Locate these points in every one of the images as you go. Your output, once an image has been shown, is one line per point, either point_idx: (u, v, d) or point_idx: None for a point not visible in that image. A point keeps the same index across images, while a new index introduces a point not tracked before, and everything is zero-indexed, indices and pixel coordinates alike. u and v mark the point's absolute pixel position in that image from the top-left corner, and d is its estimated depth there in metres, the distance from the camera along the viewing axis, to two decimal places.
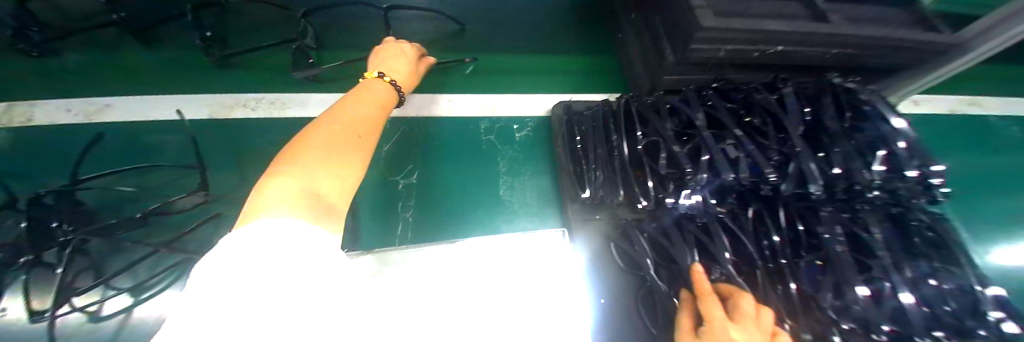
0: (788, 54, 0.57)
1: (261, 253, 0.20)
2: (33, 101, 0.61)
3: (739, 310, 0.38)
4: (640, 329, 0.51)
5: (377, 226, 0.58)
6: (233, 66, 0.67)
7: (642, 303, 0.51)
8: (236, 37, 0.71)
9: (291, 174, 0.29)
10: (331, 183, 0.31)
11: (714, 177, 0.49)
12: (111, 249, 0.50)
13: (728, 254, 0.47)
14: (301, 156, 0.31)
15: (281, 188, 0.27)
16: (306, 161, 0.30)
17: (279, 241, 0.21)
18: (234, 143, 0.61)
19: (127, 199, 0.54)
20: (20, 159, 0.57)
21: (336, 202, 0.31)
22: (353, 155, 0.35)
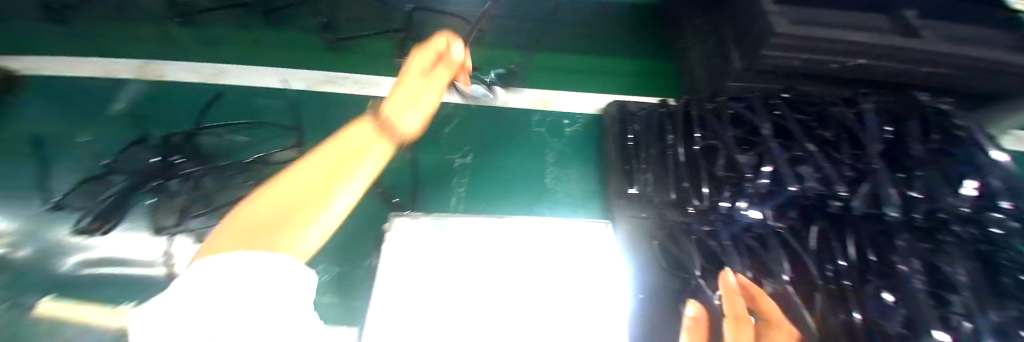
0: (872, 69, 0.53)
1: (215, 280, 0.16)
2: (169, 62, 0.75)
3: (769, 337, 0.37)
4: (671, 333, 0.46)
5: (432, 196, 0.62)
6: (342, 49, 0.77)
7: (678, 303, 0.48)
8: (346, 24, 0.80)
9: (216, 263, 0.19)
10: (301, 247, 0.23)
11: (776, 187, 0.48)
12: (219, 185, 0.57)
13: (787, 272, 0.45)
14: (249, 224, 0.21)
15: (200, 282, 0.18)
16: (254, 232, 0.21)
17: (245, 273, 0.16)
18: (318, 111, 0.69)
19: (231, 146, 0.63)
20: (155, 107, 0.69)
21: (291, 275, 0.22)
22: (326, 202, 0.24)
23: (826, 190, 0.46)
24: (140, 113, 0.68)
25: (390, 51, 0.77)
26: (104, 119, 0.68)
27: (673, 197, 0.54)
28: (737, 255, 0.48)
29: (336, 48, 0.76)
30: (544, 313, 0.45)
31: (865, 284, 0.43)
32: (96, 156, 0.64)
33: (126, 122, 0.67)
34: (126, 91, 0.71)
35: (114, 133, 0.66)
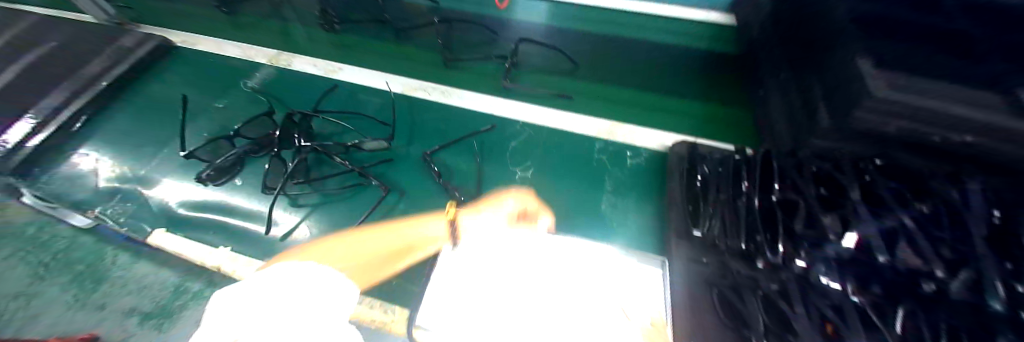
0: (993, 152, 0.48)
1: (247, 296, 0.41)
2: (295, 54, 0.89)
3: None
4: None
5: (493, 202, 0.67)
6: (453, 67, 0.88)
7: None
8: (460, 47, 0.93)
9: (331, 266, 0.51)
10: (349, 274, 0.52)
11: (862, 254, 0.46)
12: (318, 161, 0.68)
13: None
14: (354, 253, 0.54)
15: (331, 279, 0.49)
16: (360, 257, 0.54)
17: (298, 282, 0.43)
18: (407, 111, 0.78)
19: (330, 131, 0.73)
20: (277, 88, 0.81)
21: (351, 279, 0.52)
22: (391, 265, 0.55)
23: (919, 265, 0.43)
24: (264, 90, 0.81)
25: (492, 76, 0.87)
26: (237, 92, 0.82)
27: (743, 247, 0.52)
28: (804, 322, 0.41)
29: (449, 66, 0.88)
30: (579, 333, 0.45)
31: None
32: (228, 120, 0.77)
33: (254, 97, 0.81)
34: (257, 71, 0.85)
35: (242, 104, 0.79)
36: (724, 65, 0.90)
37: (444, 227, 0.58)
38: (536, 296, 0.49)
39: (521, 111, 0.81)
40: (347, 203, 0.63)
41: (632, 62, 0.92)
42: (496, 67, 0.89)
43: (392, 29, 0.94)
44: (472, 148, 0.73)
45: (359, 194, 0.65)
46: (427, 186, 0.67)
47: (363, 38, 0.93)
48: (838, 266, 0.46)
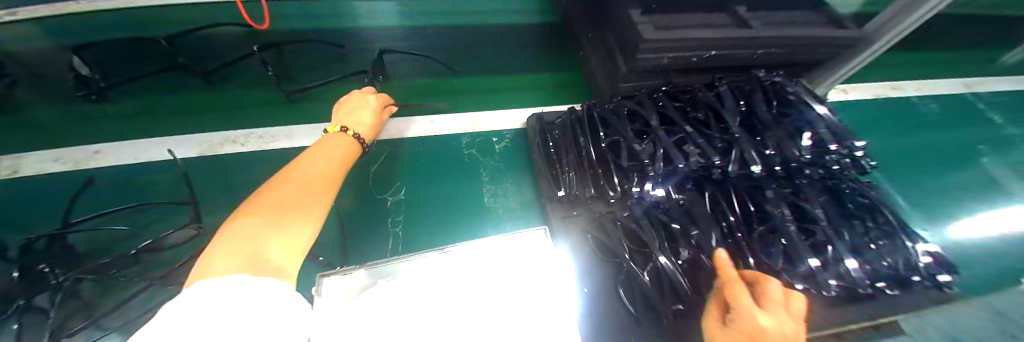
0: (722, 58, 0.66)
1: (216, 307, 0.23)
2: (21, 153, 0.63)
3: (769, 297, 0.40)
4: (621, 316, 0.53)
5: (362, 237, 0.60)
6: (299, 102, 0.75)
7: (621, 289, 0.54)
8: (300, 72, 0.79)
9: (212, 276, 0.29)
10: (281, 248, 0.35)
11: (670, 166, 0.57)
12: (103, 290, 0.49)
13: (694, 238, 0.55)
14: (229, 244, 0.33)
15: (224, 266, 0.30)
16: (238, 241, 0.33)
17: (236, 297, 0.24)
18: (225, 175, 0.63)
19: (118, 239, 0.55)
20: (12, 209, 0.58)
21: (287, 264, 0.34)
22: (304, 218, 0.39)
23: (705, 160, 0.56)
24: None
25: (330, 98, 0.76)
26: None
27: (592, 193, 0.59)
28: (650, 236, 0.54)
29: (293, 100, 0.74)
30: (502, 321, 0.46)
31: (754, 232, 0.57)
32: None
33: None
34: None
35: None
36: (548, 32, 0.98)
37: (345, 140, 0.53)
38: (453, 316, 0.45)
39: None
40: None
41: (470, 48, 0.92)
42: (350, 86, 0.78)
43: (196, 76, 0.74)
44: None
45: None
46: None
47: (155, 97, 0.71)
48: (661, 180, 0.58)
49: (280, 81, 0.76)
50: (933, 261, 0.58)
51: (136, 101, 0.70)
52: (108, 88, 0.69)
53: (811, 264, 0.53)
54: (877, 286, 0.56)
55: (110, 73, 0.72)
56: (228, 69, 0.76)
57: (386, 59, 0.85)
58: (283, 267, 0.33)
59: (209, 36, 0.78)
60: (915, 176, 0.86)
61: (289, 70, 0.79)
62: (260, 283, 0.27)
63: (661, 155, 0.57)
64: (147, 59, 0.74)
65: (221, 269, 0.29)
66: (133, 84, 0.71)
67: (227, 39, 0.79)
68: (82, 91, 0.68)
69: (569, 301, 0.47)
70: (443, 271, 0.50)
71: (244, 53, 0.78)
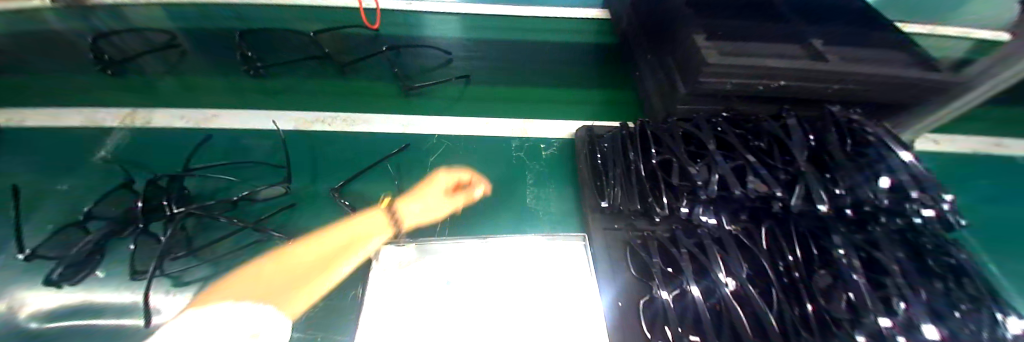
0: (793, 90, 0.64)
1: None
2: (157, 109, 0.78)
3: None
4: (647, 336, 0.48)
5: (413, 218, 0.65)
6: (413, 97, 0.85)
7: (648, 295, 0.52)
8: (413, 70, 0.91)
9: None
10: None
11: (726, 192, 0.55)
12: (202, 226, 0.59)
13: (742, 268, 0.51)
14: None
15: None
16: None
17: None
18: (307, 147, 0.73)
19: (219, 187, 0.65)
20: (142, 151, 0.71)
21: None
22: None
23: (765, 191, 0.54)
24: (122, 159, 0.70)
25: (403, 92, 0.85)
26: (85, 167, 0.69)
27: (638, 208, 0.58)
28: (684, 259, 0.52)
29: (409, 94, 0.85)
30: (525, 315, 0.47)
31: (814, 274, 0.53)
32: (79, 202, 0.64)
33: (108, 169, 0.68)
34: (109, 139, 0.73)
35: (97, 180, 0.67)
36: (604, 53, 1.02)
37: None
38: (472, 307, 0.47)
39: (433, 124, 0.81)
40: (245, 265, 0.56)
41: (529, 61, 0.98)
42: (444, 86, 0.89)
43: (332, 64, 0.89)
44: (387, 171, 0.71)
45: (258, 250, 0.58)
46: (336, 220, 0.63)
47: (300, 77, 0.86)
48: (712, 207, 0.57)
49: (400, 76, 0.88)
50: None
51: (248, 78, 0.84)
52: (264, 68, 0.85)
53: (882, 324, 0.45)
54: None
55: (266, 59, 0.89)
56: (358, 64, 0.90)
57: (454, 66, 0.94)
58: None
59: (343, 35, 0.97)
60: (1018, 246, 0.74)
61: (406, 69, 0.91)
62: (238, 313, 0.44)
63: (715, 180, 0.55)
64: (294, 48, 0.92)
65: None
66: (276, 66, 0.87)
67: (349, 38, 0.96)
68: (246, 67, 0.85)
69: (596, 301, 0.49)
70: (460, 267, 0.52)
71: (371, 51, 0.94)
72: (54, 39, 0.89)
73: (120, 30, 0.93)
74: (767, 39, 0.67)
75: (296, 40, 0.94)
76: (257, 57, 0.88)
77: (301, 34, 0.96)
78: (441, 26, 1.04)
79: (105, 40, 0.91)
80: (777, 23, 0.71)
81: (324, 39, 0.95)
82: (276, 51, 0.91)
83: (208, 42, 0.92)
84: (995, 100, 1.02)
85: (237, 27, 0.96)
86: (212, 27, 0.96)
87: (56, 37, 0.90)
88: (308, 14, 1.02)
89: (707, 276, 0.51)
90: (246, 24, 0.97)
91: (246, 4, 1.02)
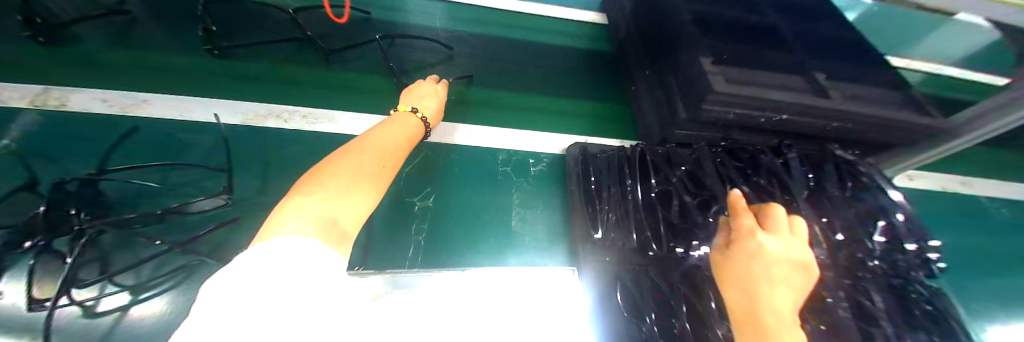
0: (794, 124, 0.61)
1: None
2: (75, 88, 0.65)
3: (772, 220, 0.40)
4: None
5: (380, 241, 0.57)
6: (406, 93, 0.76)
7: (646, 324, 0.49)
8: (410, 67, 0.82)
9: (299, 223, 0.32)
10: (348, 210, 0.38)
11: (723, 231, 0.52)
12: (122, 241, 0.50)
13: None
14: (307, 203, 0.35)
15: (298, 223, 0.32)
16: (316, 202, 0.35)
17: None
18: (262, 147, 0.63)
19: (148, 193, 0.55)
20: (52, 142, 0.59)
21: (349, 227, 0.37)
22: (369, 184, 0.42)
23: None
24: (25, 150, 0.57)
25: (380, 89, 0.77)
26: None
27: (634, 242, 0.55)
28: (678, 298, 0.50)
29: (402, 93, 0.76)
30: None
31: (805, 322, 0.51)
32: None
33: (6, 162, 0.56)
34: (11, 123, 0.60)
35: None
36: (600, 62, 0.96)
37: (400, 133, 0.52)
38: None
39: None
40: (179, 289, 0.48)
41: (521, 64, 0.91)
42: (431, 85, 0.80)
43: (312, 48, 0.78)
44: None
45: (193, 275, 0.50)
46: None
47: (277, 64, 0.75)
48: None
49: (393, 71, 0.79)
50: None
51: (194, 59, 0.72)
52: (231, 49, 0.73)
53: None
54: None
55: (233, 37, 0.77)
56: (344, 52, 0.80)
57: (437, 64, 0.85)
58: (346, 232, 0.36)
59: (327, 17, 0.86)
60: (979, 289, 0.77)
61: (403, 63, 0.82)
62: (306, 245, 0.30)
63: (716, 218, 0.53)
64: (268, 28, 0.81)
65: (296, 228, 0.31)
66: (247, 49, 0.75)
67: (321, 20, 0.85)
68: (209, 46, 0.72)
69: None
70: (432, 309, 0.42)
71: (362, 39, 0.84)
72: None
73: None
74: (770, 69, 0.64)
75: (272, 17, 0.82)
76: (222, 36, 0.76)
77: (265, 10, 0.83)
78: (426, 16, 0.94)
79: None
80: (781, 51, 0.69)
81: (304, 19, 0.84)
82: (235, 27, 0.78)
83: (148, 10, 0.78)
84: None
85: None
86: None
87: None
88: None
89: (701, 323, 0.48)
90: None
91: None
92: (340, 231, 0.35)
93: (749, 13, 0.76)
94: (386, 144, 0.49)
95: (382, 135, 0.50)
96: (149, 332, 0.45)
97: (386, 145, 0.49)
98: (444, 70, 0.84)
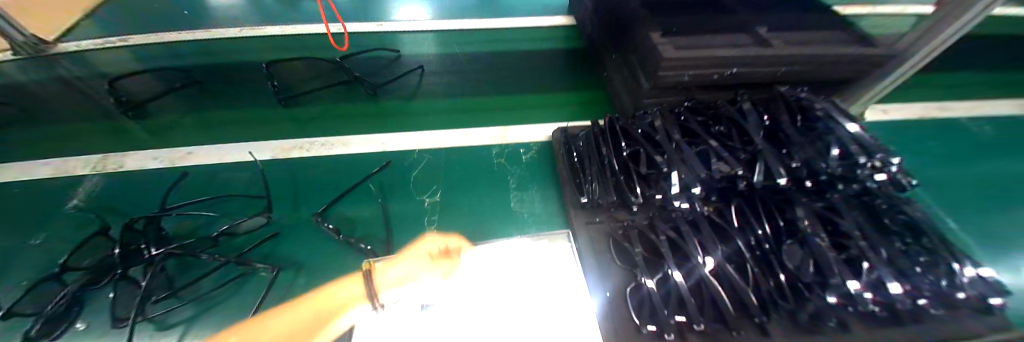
0: (745, 75, 0.68)
1: None
2: (128, 152, 0.77)
3: None
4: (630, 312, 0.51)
5: (395, 237, 0.64)
6: (415, 112, 0.88)
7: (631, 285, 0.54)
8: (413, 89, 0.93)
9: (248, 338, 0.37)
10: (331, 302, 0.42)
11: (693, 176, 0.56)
12: (181, 266, 0.61)
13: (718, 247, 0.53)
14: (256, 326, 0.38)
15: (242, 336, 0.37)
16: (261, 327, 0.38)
17: None
18: (289, 175, 0.73)
19: (199, 225, 0.65)
20: (114, 197, 0.70)
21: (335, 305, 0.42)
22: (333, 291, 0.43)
23: (729, 170, 0.56)
24: (95, 206, 0.68)
25: (382, 112, 0.87)
26: (55, 218, 0.67)
27: (615, 199, 0.61)
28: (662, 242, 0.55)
29: (444, 111, 0.89)
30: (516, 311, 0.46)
31: (781, 244, 0.56)
32: (52, 255, 0.62)
33: (81, 218, 0.67)
34: (78, 187, 0.71)
35: (69, 230, 0.65)
36: (574, 57, 1.06)
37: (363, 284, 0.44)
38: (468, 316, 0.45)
39: (413, 140, 0.82)
40: (238, 293, 0.58)
41: (503, 71, 1.01)
42: (426, 102, 0.91)
43: (361, 87, 0.91)
44: (370, 190, 0.72)
45: (247, 282, 0.59)
46: (324, 243, 0.64)
47: (333, 104, 0.87)
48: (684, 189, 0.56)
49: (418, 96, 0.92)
50: (983, 282, 0.53)
51: (222, 112, 0.84)
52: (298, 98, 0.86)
53: (851, 287, 0.48)
54: (917, 303, 0.51)
55: (294, 87, 0.89)
56: (389, 86, 0.92)
57: (428, 83, 0.95)
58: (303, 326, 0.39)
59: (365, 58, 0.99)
60: (972, 203, 0.80)
61: (406, 87, 0.93)
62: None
63: (679, 164, 0.57)
64: (316, 75, 0.92)
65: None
66: (309, 94, 0.87)
67: (320, 62, 0.96)
68: (280, 97, 0.85)
69: (588, 299, 0.47)
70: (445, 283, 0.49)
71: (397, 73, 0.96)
72: (10, 91, 0.87)
73: (84, 76, 0.91)
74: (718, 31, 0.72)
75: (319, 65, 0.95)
76: (286, 88, 0.88)
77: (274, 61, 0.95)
78: (412, 44, 1.05)
79: (70, 86, 0.89)
80: (725, 16, 0.77)
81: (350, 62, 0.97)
82: (287, 80, 0.91)
83: (175, 79, 0.91)
84: (934, 67, 1.11)
85: (205, 61, 0.95)
86: (179, 63, 0.95)
87: (13, 90, 0.87)
88: (277, 41, 1.01)
89: (689, 259, 0.53)
90: (214, 58, 0.96)
91: (213, 37, 1.01)
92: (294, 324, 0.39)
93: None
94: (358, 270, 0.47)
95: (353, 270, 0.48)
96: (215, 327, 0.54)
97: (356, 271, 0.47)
98: (436, 87, 0.95)
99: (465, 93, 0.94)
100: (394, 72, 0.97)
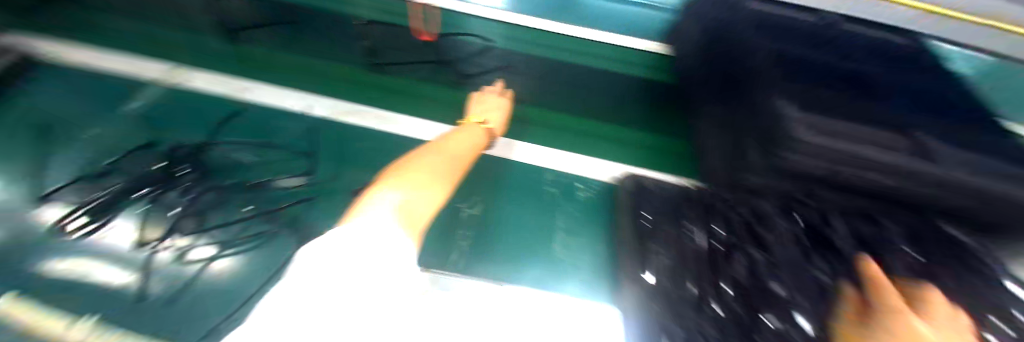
0: (896, 192, 0.52)
1: None
2: (198, 71, 0.77)
3: None
4: None
5: (491, 116, 0.71)
6: None
7: None
8: (483, 79, 0.85)
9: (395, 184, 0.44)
10: (426, 196, 0.46)
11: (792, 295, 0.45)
12: (217, 203, 0.58)
13: None
14: (398, 179, 0.45)
15: (395, 185, 0.44)
16: (398, 181, 0.45)
17: None
18: (336, 138, 0.69)
19: (239, 165, 0.64)
20: (171, 111, 0.70)
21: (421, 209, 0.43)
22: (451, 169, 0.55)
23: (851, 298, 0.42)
24: (153, 116, 0.69)
25: (444, 98, 0.80)
26: (118, 117, 0.69)
27: (694, 291, 0.52)
28: None
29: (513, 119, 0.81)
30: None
31: None
32: (102, 154, 0.64)
33: (138, 124, 0.68)
34: (147, 92, 0.73)
35: (124, 133, 0.67)
36: (669, 93, 0.91)
37: (481, 131, 0.67)
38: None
39: None
40: (258, 252, 0.55)
41: (585, 86, 0.89)
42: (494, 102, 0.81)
43: (456, 72, 0.84)
44: None
45: (266, 242, 0.56)
46: None
47: (422, 82, 0.82)
48: (783, 306, 0.44)
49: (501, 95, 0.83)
50: None
51: (290, 54, 0.81)
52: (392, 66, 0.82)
53: None
54: None
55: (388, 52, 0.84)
56: (480, 77, 0.85)
57: (498, 80, 0.87)
58: (437, 179, 0.51)
59: (455, 39, 0.88)
60: None
61: (479, 78, 0.84)
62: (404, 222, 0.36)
63: (784, 274, 0.48)
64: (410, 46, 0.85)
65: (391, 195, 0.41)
66: (405, 65, 0.83)
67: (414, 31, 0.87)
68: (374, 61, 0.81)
69: None
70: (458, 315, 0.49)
71: (490, 66, 0.87)
72: None
73: None
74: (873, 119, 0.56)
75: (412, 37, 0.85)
76: (382, 51, 0.83)
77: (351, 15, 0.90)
78: None
79: None
80: (889, 101, 0.60)
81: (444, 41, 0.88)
82: (383, 42, 0.84)
83: None
84: None
85: None
86: None
87: None
88: None
89: None
90: None
91: None
92: (413, 216, 0.40)
93: (853, 53, 0.67)
94: (462, 148, 0.61)
95: (455, 140, 0.62)
96: (226, 285, 0.52)
97: (462, 149, 0.61)
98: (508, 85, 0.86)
99: (535, 101, 0.86)
100: (482, 61, 0.88)
